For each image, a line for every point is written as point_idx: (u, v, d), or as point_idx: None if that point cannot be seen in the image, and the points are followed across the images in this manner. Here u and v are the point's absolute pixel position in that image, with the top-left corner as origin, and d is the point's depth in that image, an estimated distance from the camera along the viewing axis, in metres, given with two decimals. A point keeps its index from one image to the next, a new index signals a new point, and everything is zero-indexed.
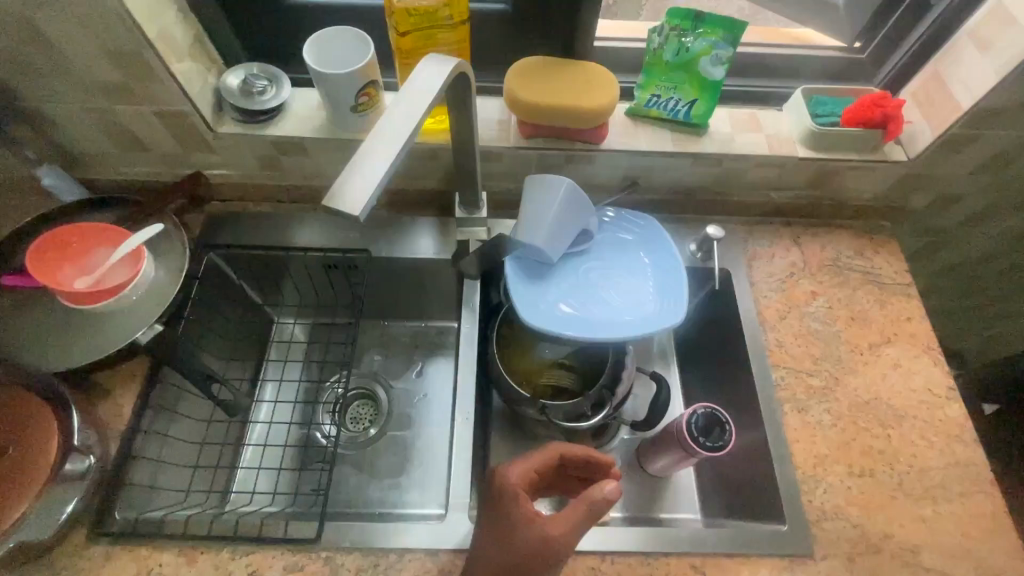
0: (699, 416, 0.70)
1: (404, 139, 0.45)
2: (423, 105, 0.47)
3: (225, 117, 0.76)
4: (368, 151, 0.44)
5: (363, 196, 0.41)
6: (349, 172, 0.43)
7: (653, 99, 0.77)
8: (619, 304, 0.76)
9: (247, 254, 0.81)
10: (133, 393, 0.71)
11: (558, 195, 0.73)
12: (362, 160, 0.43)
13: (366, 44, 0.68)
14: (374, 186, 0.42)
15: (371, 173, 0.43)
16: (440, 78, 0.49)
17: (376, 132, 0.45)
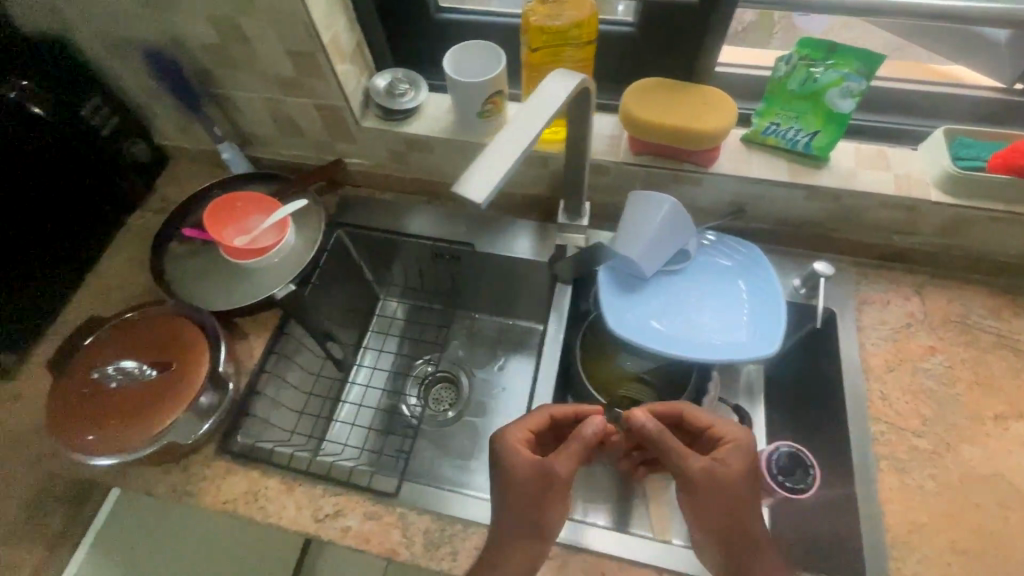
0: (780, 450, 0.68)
1: (528, 140, 0.49)
2: (548, 110, 0.52)
3: (369, 114, 0.87)
4: (496, 147, 0.48)
5: (489, 183, 0.46)
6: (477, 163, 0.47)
7: (772, 127, 0.76)
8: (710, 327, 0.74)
9: (368, 236, 0.93)
10: (264, 339, 0.83)
11: (659, 215, 0.75)
12: (490, 153, 0.48)
13: (498, 58, 0.75)
14: (496, 178, 0.46)
15: (496, 166, 0.47)
16: (563, 92, 0.53)
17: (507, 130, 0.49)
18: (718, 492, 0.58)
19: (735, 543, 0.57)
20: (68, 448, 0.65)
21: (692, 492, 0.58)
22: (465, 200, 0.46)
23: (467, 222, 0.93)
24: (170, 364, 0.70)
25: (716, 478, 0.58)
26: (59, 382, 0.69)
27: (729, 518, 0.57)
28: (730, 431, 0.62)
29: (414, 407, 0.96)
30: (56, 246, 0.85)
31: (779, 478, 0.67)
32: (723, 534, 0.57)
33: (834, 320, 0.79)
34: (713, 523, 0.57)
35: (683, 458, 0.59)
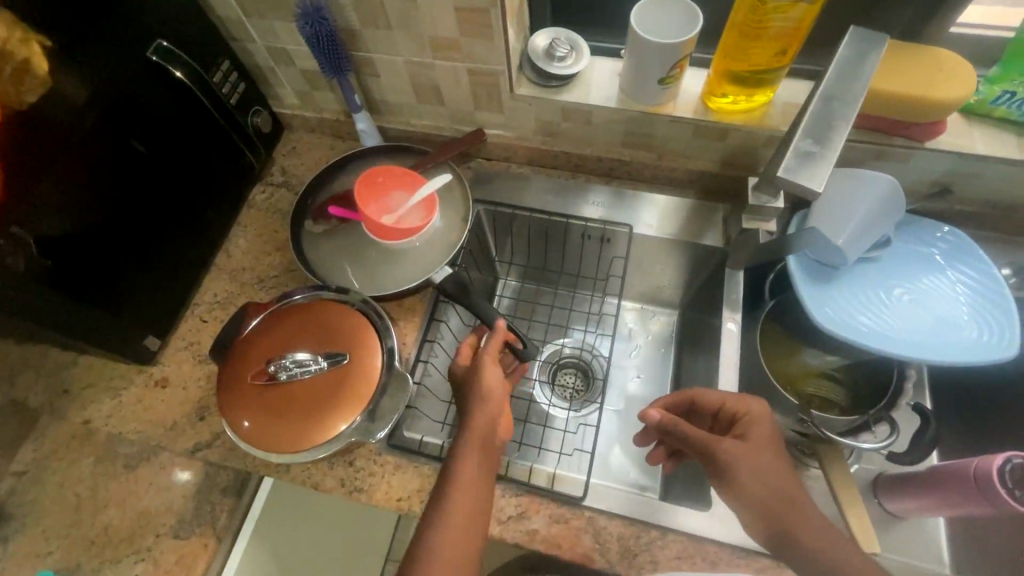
0: (1018, 462, 0.62)
1: (849, 111, 0.54)
2: (857, 78, 0.55)
3: (524, 80, 0.79)
4: (818, 128, 0.55)
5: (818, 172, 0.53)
6: (802, 149, 0.55)
7: (1004, 96, 0.66)
8: (925, 325, 0.67)
9: (510, 214, 0.87)
10: (415, 326, 0.77)
11: (874, 194, 0.67)
12: (812, 137, 0.55)
13: (696, 18, 0.66)
14: (828, 161, 0.54)
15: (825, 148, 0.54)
16: (870, 55, 0.55)
17: (823, 106, 0.55)
18: (749, 464, 0.57)
19: (768, 510, 0.56)
20: (240, 435, 0.63)
21: (731, 479, 0.57)
22: (804, 186, 0.53)
23: (616, 202, 0.86)
24: (344, 357, 0.65)
25: (741, 454, 0.57)
26: (228, 367, 0.66)
27: (768, 490, 0.56)
28: (753, 410, 0.61)
29: (542, 393, 0.91)
30: (190, 221, 0.79)
31: (1015, 492, 0.62)
32: (754, 504, 0.56)
33: None
34: (755, 498, 0.56)
35: (711, 441, 0.58)
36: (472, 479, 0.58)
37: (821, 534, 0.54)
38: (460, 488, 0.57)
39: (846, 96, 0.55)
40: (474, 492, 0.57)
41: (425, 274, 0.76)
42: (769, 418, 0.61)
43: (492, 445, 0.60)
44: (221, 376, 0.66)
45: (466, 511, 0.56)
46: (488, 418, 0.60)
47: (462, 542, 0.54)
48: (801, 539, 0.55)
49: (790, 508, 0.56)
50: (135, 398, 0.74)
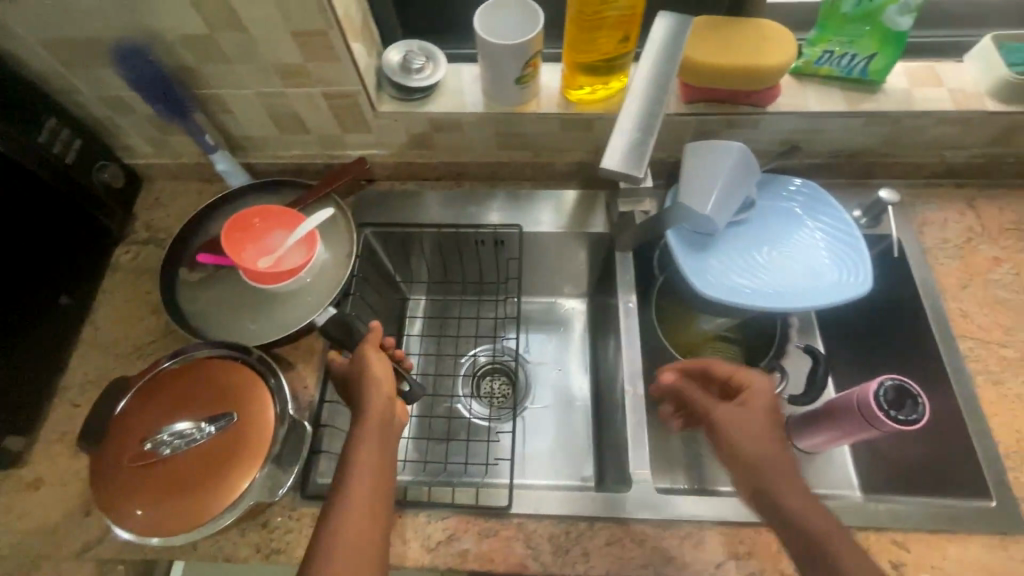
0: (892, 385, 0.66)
1: (655, 101, 0.60)
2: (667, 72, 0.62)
3: (387, 96, 0.77)
4: (634, 117, 0.60)
5: (640, 151, 0.58)
6: (622, 138, 0.59)
7: (826, 55, 0.73)
8: (790, 276, 0.72)
9: (399, 232, 0.85)
10: (315, 369, 0.74)
11: (728, 162, 0.71)
12: (630, 127, 0.60)
13: (535, 14, 0.67)
14: (645, 146, 0.59)
15: (642, 134, 0.59)
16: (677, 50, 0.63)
17: (633, 99, 0.61)
18: (742, 427, 0.56)
19: (762, 470, 0.54)
20: (127, 526, 0.57)
21: (723, 437, 0.57)
22: (630, 168, 0.57)
23: (505, 203, 0.86)
24: (232, 415, 0.61)
25: (738, 408, 0.57)
26: (101, 456, 0.60)
27: (761, 455, 0.54)
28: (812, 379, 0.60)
29: (468, 406, 0.90)
30: (36, 303, 0.71)
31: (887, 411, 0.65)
32: (746, 462, 0.54)
33: (902, 245, 0.78)
34: (751, 453, 0.55)
35: (747, 395, 0.58)
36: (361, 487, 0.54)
37: (804, 501, 0.51)
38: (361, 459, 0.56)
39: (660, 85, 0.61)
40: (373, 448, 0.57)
41: (310, 316, 0.73)
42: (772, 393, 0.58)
43: (390, 418, 0.60)
44: (94, 466, 0.59)
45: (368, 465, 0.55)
46: (383, 398, 0.60)
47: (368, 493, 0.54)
48: (793, 510, 0.51)
49: (786, 478, 0.53)
50: (5, 507, 0.66)
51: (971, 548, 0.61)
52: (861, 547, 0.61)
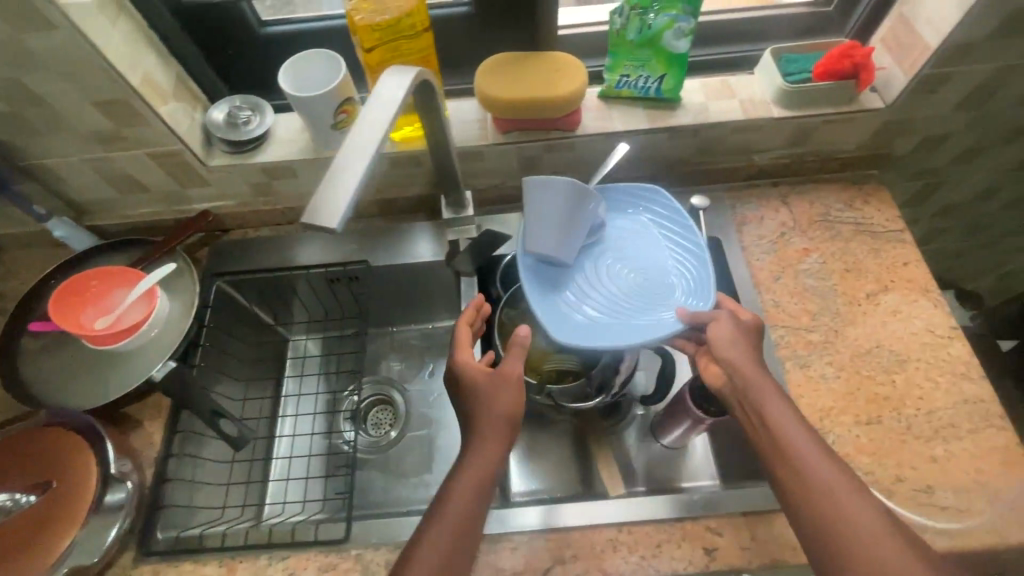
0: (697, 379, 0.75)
1: (376, 149, 0.46)
2: (390, 112, 0.48)
3: (218, 150, 0.79)
4: (343, 163, 0.45)
5: (340, 208, 0.43)
6: (324, 190, 0.44)
7: (623, 79, 0.79)
8: (642, 295, 0.76)
9: (257, 278, 0.86)
10: (161, 424, 0.75)
11: (564, 197, 0.71)
12: (336, 175, 0.44)
13: (337, 66, 0.71)
14: (346, 199, 0.43)
15: (342, 183, 0.44)
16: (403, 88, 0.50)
17: (351, 141, 0.47)
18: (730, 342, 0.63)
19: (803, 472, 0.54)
20: None
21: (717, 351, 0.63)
22: (315, 225, 0.42)
23: (359, 239, 0.89)
24: (51, 482, 0.62)
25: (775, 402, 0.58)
26: None
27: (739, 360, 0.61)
28: (723, 328, 0.64)
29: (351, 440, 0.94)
30: None
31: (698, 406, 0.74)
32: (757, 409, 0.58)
33: (720, 246, 0.84)
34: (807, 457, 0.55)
35: (770, 384, 0.60)
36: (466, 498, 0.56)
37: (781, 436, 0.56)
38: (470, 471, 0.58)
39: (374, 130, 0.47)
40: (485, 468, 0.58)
41: (144, 375, 0.74)
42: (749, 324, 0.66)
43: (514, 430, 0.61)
44: None
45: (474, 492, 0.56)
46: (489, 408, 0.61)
47: (448, 522, 0.54)
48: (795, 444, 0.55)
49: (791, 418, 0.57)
50: None
51: (774, 524, 0.65)
52: (678, 537, 0.65)
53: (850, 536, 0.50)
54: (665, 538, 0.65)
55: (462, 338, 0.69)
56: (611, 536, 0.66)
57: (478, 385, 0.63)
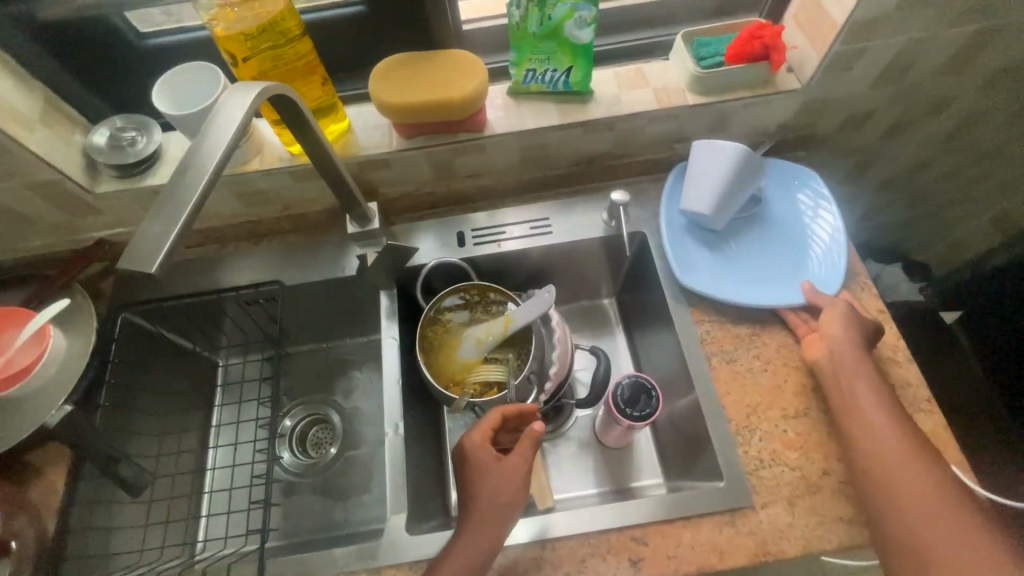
0: (626, 382, 0.75)
1: (209, 174, 0.43)
2: (227, 133, 0.45)
3: (105, 175, 0.74)
4: (171, 191, 0.42)
5: (160, 246, 0.39)
6: (146, 224, 0.40)
7: (530, 74, 0.75)
8: (769, 264, 0.78)
9: (166, 306, 0.80)
10: (64, 471, 0.70)
11: (731, 162, 0.72)
12: (160, 206, 0.41)
13: (217, 77, 0.67)
14: (172, 233, 0.40)
15: (169, 214, 0.40)
16: (239, 110, 0.46)
17: (182, 167, 0.43)
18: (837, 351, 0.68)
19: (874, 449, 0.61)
20: None
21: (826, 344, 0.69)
22: (134, 266, 0.38)
23: (277, 257, 0.85)
24: None
25: (867, 382, 0.65)
26: None
27: (844, 366, 0.67)
28: (838, 313, 0.70)
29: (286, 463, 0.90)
30: None
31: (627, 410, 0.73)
32: (854, 420, 0.64)
33: (644, 239, 0.83)
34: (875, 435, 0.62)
35: (874, 399, 0.64)
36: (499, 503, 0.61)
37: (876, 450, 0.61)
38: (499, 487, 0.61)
39: (208, 155, 0.44)
40: (497, 507, 0.60)
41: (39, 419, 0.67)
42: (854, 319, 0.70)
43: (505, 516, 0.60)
44: None
45: (488, 527, 0.59)
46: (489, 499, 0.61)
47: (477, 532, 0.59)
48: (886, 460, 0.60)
49: (892, 438, 0.61)
50: None
51: (700, 530, 0.63)
52: (603, 549, 0.63)
53: (896, 503, 0.58)
54: (590, 552, 0.63)
55: (491, 420, 0.65)
56: (535, 555, 0.63)
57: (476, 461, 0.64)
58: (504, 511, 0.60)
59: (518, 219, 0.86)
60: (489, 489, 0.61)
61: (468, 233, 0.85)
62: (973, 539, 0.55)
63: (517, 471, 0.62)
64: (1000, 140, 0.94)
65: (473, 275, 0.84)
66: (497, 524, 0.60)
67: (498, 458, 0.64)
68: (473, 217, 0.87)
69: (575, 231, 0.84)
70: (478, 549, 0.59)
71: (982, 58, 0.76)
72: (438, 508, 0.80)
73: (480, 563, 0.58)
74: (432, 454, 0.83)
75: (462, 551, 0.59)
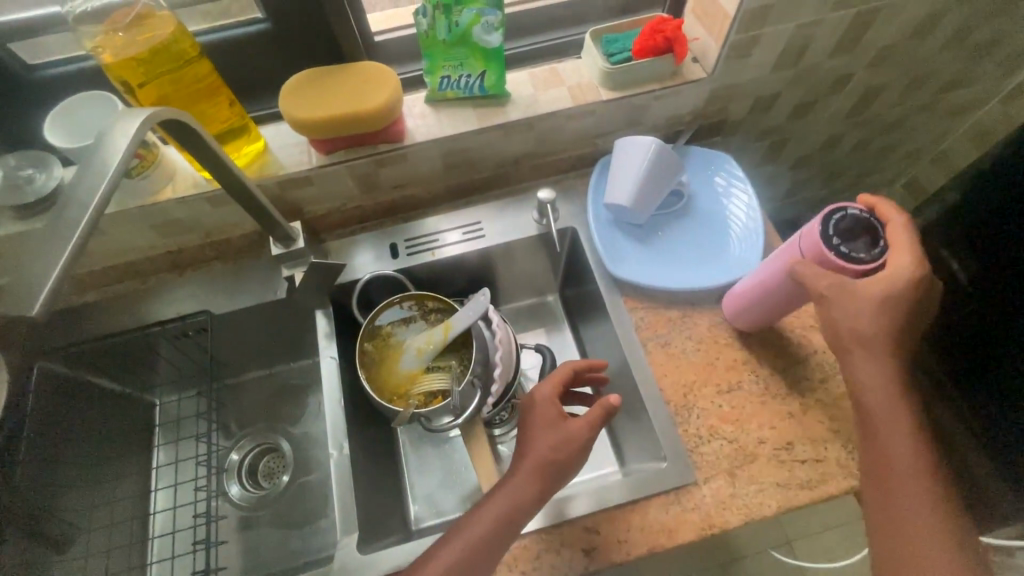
0: (854, 214, 0.58)
1: (94, 206, 0.41)
2: (111, 165, 0.43)
3: (5, 217, 0.70)
4: (52, 229, 0.40)
5: (40, 288, 0.37)
6: (25, 266, 0.38)
7: (445, 81, 0.76)
8: (694, 250, 0.81)
9: (86, 349, 0.76)
10: None
11: (647, 158, 0.74)
12: (39, 246, 0.39)
13: (113, 105, 0.65)
14: (53, 272, 0.38)
15: (51, 252, 0.39)
16: (125, 138, 0.45)
17: (61, 204, 0.41)
18: (844, 309, 0.57)
19: (884, 441, 0.57)
20: None
21: (825, 307, 0.58)
22: (13, 309, 0.36)
23: (204, 286, 0.82)
24: None
25: (879, 371, 0.58)
26: None
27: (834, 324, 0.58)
28: (810, 273, 0.58)
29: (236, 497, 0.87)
30: None
31: (835, 241, 0.58)
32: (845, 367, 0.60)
33: (575, 235, 0.85)
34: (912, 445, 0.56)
35: (886, 348, 0.57)
36: (540, 461, 0.59)
37: (864, 405, 0.58)
38: (535, 447, 0.60)
39: (91, 187, 0.42)
40: (547, 463, 0.59)
41: None
42: (824, 279, 0.57)
43: (550, 471, 0.59)
44: None
45: (532, 481, 0.58)
46: (546, 452, 0.60)
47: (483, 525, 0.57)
48: (874, 415, 0.58)
49: (883, 396, 0.57)
50: None
51: (648, 511, 0.65)
52: (558, 543, 0.64)
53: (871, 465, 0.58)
54: (545, 547, 0.64)
55: (559, 375, 0.66)
56: None
57: (540, 409, 0.63)
58: (551, 471, 0.59)
59: (450, 225, 0.86)
60: (543, 442, 0.60)
61: (401, 244, 0.85)
62: (917, 541, 0.54)
63: (577, 436, 0.60)
64: (897, 112, 1.00)
65: (409, 285, 0.83)
66: (538, 487, 0.58)
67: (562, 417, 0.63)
68: (405, 227, 0.86)
69: (507, 231, 0.85)
70: (507, 513, 0.57)
71: (867, 37, 0.81)
72: (396, 524, 0.79)
73: (509, 520, 0.57)
74: (385, 469, 0.82)
75: (507, 495, 0.58)
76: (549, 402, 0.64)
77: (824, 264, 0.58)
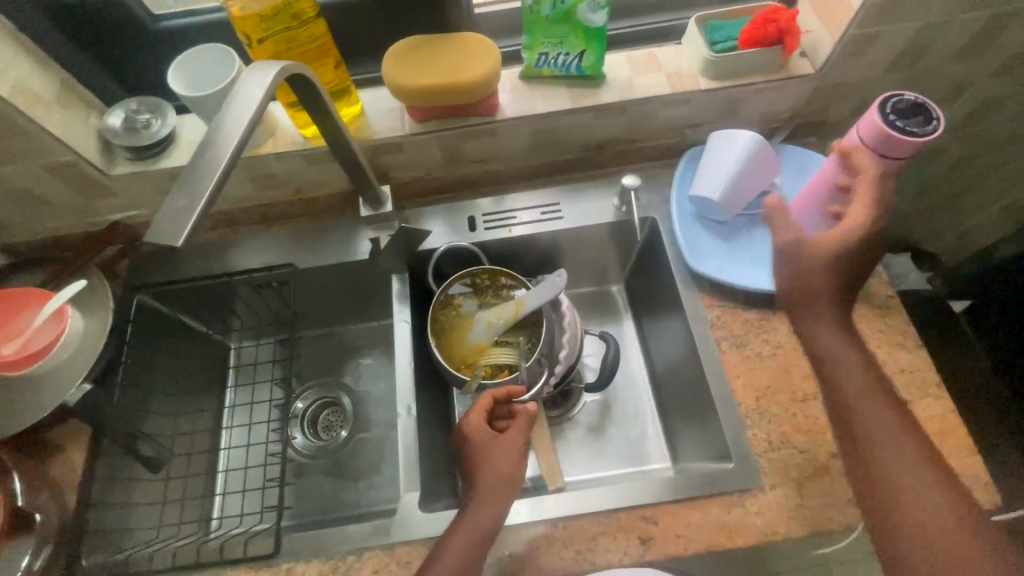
0: (909, 99, 0.59)
1: (233, 151, 0.44)
2: (247, 112, 0.45)
3: (121, 157, 0.75)
4: (194, 169, 0.42)
5: (185, 223, 0.40)
6: (171, 201, 0.41)
7: (542, 58, 0.75)
8: None
9: (180, 288, 0.80)
10: (83, 449, 0.72)
11: (742, 153, 0.72)
12: (183, 183, 0.41)
13: (231, 58, 0.67)
14: (195, 210, 0.40)
15: (192, 190, 0.41)
16: (260, 89, 0.47)
17: (203, 147, 0.43)
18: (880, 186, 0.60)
19: (852, 404, 0.55)
20: None
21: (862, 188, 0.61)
22: (160, 241, 0.39)
23: (289, 240, 0.86)
24: None
25: (826, 335, 0.58)
26: None
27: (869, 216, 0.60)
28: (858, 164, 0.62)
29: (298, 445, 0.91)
30: None
31: (891, 120, 0.59)
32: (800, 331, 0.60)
33: (654, 225, 0.84)
34: (888, 422, 0.54)
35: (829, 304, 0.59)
36: (494, 480, 0.62)
37: (831, 371, 0.57)
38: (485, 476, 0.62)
39: (230, 134, 0.44)
40: (499, 478, 0.62)
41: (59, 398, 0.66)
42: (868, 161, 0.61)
43: (505, 492, 0.62)
44: None
45: (494, 496, 0.61)
46: (494, 478, 0.62)
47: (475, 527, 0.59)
48: (838, 381, 0.56)
49: (848, 355, 0.57)
50: None
51: (709, 510, 0.64)
52: (614, 529, 0.64)
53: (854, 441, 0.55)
54: (600, 530, 0.64)
55: (485, 401, 0.68)
56: (546, 533, 0.65)
57: (475, 439, 0.66)
58: (504, 489, 0.62)
59: (528, 204, 0.86)
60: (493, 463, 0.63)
61: (478, 218, 0.86)
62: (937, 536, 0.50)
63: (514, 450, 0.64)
64: (1012, 128, 0.93)
65: (483, 259, 0.84)
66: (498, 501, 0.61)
67: (496, 437, 0.66)
68: (483, 201, 0.87)
69: (585, 215, 0.85)
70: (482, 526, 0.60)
71: (997, 43, 0.75)
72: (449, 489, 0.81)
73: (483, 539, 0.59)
74: (444, 435, 0.84)
75: (469, 519, 0.60)
76: (481, 426, 0.67)
77: (881, 147, 0.59)
